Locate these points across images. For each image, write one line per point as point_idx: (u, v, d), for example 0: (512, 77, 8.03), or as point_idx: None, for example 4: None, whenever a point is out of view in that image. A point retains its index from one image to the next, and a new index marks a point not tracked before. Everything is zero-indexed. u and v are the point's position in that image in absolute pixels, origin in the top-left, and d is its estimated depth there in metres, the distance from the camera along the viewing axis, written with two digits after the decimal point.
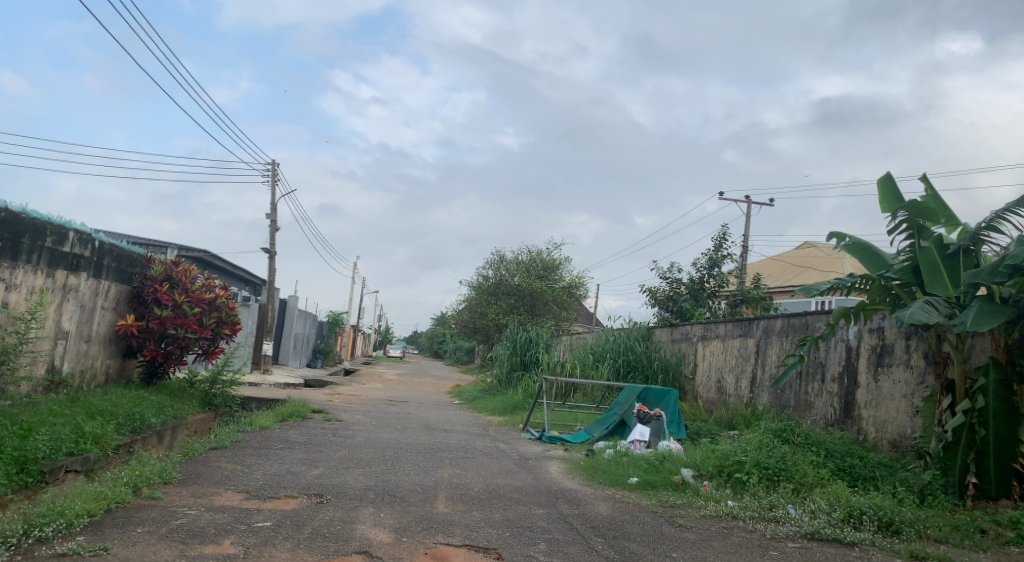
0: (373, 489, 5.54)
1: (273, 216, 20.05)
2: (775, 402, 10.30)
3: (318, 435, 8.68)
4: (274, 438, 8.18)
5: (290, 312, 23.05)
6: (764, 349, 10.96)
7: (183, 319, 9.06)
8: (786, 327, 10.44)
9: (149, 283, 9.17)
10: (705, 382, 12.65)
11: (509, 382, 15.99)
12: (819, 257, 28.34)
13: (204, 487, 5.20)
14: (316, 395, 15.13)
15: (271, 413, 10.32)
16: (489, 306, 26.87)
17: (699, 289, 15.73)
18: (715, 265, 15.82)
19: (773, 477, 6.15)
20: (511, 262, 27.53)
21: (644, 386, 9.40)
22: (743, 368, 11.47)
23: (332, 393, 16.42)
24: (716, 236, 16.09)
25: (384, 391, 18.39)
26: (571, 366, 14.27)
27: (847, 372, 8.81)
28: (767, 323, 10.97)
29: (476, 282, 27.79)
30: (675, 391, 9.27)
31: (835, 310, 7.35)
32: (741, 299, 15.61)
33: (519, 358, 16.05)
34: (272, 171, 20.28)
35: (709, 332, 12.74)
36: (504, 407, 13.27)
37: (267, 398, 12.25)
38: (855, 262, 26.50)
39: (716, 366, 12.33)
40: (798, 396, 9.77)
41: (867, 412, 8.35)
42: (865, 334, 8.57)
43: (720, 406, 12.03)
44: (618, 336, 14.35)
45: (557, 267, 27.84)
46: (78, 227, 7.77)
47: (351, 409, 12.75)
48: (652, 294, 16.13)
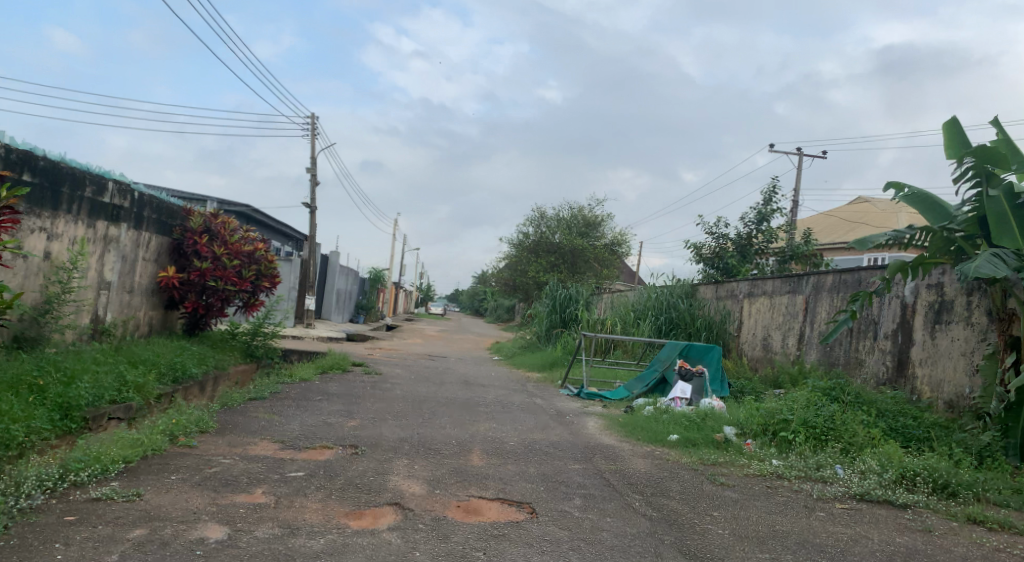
0: (408, 441, 5.49)
1: (314, 171, 20.09)
2: (823, 361, 9.97)
3: (357, 387, 8.71)
4: (314, 390, 8.23)
5: (332, 269, 23.26)
6: (813, 306, 10.58)
7: (223, 272, 9.13)
8: (837, 283, 10.04)
9: (189, 236, 9.23)
10: (750, 340, 12.33)
11: (549, 338, 15.90)
12: (872, 213, 27.28)
13: (241, 436, 5.22)
14: (358, 350, 15.29)
15: (312, 365, 10.41)
16: (529, 264, 26.68)
17: (746, 245, 15.27)
18: (763, 220, 15.30)
19: (821, 437, 5.92)
20: (551, 220, 27.22)
21: (686, 342, 9.16)
22: (790, 325, 11.12)
23: (374, 348, 16.58)
24: (765, 190, 15.53)
25: (424, 347, 18.51)
26: (611, 324, 14.09)
27: (901, 329, 8.43)
28: (816, 279, 10.56)
29: (516, 240, 27.58)
30: (718, 348, 9.02)
31: (890, 264, 7.00)
32: (790, 256, 15.12)
33: (559, 315, 15.91)
34: (312, 126, 20.24)
35: (755, 289, 12.38)
36: (543, 364, 13.19)
37: (309, 352, 12.38)
38: (910, 218, 25.42)
39: (761, 324, 12.00)
40: (847, 354, 9.42)
41: (922, 371, 7.99)
42: (922, 290, 8.16)
43: (765, 363, 11.73)
44: (660, 294, 14.07)
45: (598, 224, 27.42)
46: (116, 178, 7.80)
47: (391, 363, 12.82)
48: (697, 250, 15.73)
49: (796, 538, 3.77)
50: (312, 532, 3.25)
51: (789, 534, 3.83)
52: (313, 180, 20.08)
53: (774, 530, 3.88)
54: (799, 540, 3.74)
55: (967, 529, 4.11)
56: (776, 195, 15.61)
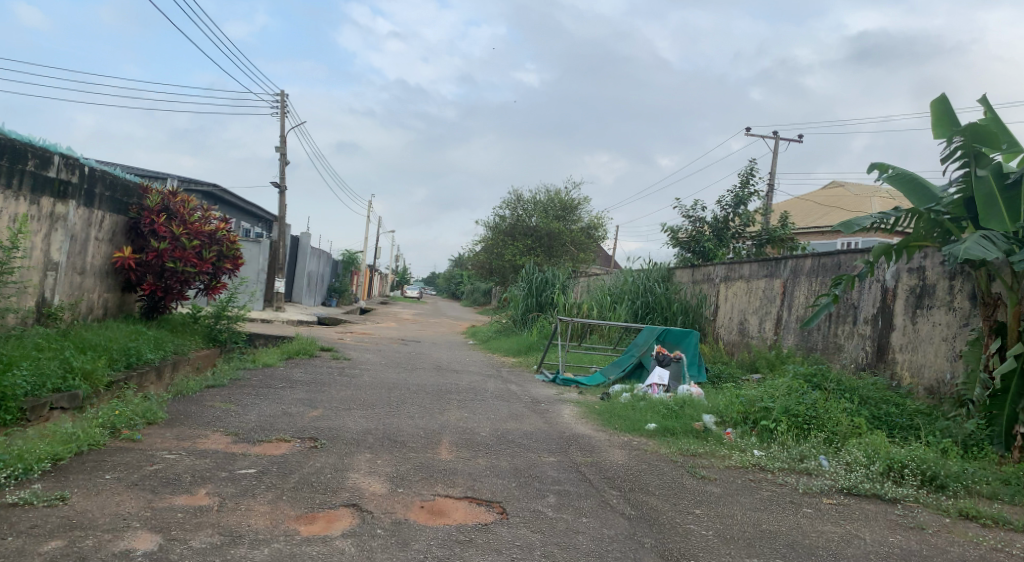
0: (372, 433, 5.17)
1: (283, 149, 19.51)
2: (802, 346, 9.81)
3: (323, 374, 8.35)
4: (276, 376, 7.86)
5: (302, 250, 22.73)
6: (791, 290, 10.40)
7: (183, 253, 8.68)
8: (816, 267, 9.86)
9: (145, 215, 8.74)
10: (727, 324, 12.16)
11: (524, 322, 15.62)
12: (847, 198, 27.31)
13: (191, 428, 4.85)
14: (328, 333, 14.89)
15: (277, 350, 10.02)
16: (505, 247, 26.33)
17: (723, 229, 15.05)
18: (741, 203, 15.11)
19: (803, 426, 5.72)
20: (528, 202, 26.87)
21: (664, 327, 8.92)
22: (768, 309, 10.95)
23: (345, 332, 16.17)
24: (742, 173, 15.32)
25: (398, 331, 18.15)
26: (587, 307, 13.84)
27: (881, 314, 8.27)
28: (795, 262, 10.38)
29: (492, 222, 27.18)
30: (696, 332, 8.79)
31: (874, 248, 6.78)
32: (767, 239, 14.93)
33: (534, 299, 15.63)
34: (281, 103, 19.61)
35: (732, 273, 12.19)
36: (518, 348, 12.91)
37: (275, 336, 11.97)
38: (884, 203, 25.50)
39: (739, 308, 11.82)
40: (826, 339, 9.27)
41: (902, 356, 7.85)
42: (903, 274, 7.99)
43: (742, 348, 11.57)
44: (637, 277, 13.85)
45: (575, 207, 27.12)
46: (64, 151, 7.32)
47: (362, 348, 12.45)
48: (674, 234, 15.49)
49: (784, 539, 3.53)
50: (256, 541, 2.93)
51: (777, 534, 3.59)
52: (283, 159, 19.49)
53: (760, 530, 3.64)
54: (787, 542, 3.50)
55: (961, 526, 3.91)
56: (753, 177, 15.41)
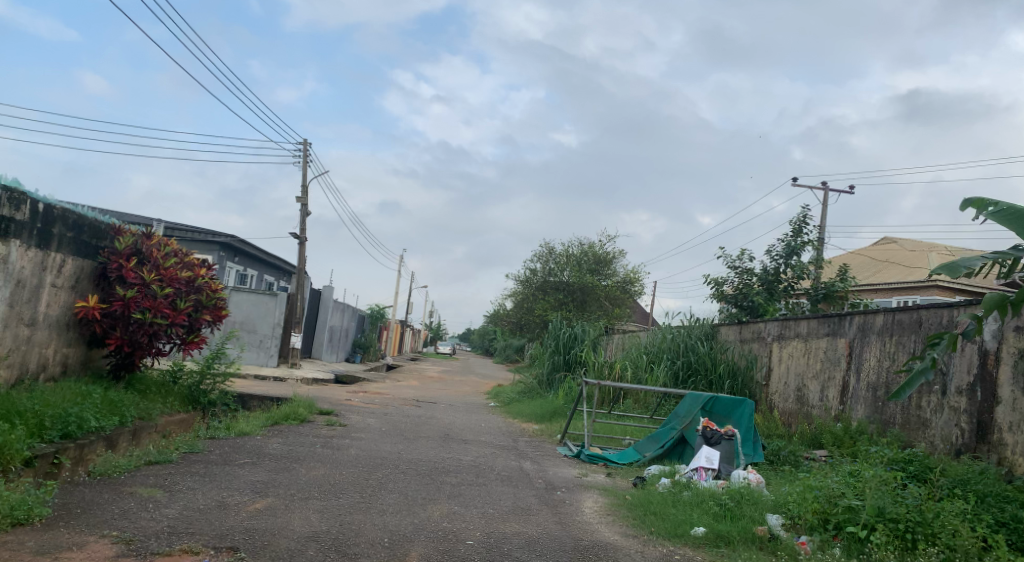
0: (318, 540, 3.85)
1: (304, 199, 18.79)
2: (877, 418, 8.23)
3: (303, 447, 7.08)
4: (246, 449, 6.61)
5: (324, 304, 21.87)
6: (859, 351, 8.87)
7: (152, 302, 7.58)
8: (890, 324, 8.36)
9: (113, 259, 7.72)
10: (781, 391, 10.59)
11: (551, 383, 14.22)
12: (902, 252, 25.53)
13: (71, 532, 3.61)
14: (337, 394, 13.67)
15: (264, 415, 8.80)
16: (536, 302, 25.09)
17: (774, 282, 13.57)
18: (793, 254, 13.63)
19: (907, 537, 4.24)
20: (561, 255, 25.67)
21: (711, 395, 7.46)
22: (831, 374, 9.41)
23: (358, 392, 14.93)
24: (794, 221, 13.93)
25: (418, 391, 16.86)
26: (621, 368, 12.42)
27: (981, 383, 6.72)
28: (863, 319, 8.88)
29: (523, 276, 26.02)
30: (751, 402, 7.31)
31: (983, 300, 5.33)
32: (824, 294, 13.39)
33: (562, 357, 14.26)
34: (303, 152, 18.97)
35: (786, 331, 10.70)
36: (542, 414, 11.48)
37: (272, 396, 10.78)
38: (942, 258, 23.78)
39: (794, 372, 10.28)
40: (907, 412, 7.70)
41: (1013, 437, 6.26)
42: (1009, 333, 6.48)
43: (800, 419, 9.98)
44: (676, 334, 12.44)
45: (610, 261, 25.83)
46: (9, 184, 6.39)
47: (367, 410, 11.18)
48: (719, 287, 14.05)
49: None
50: None
51: None
52: (303, 209, 18.74)
53: None
54: None
55: None
56: (805, 226, 13.99)
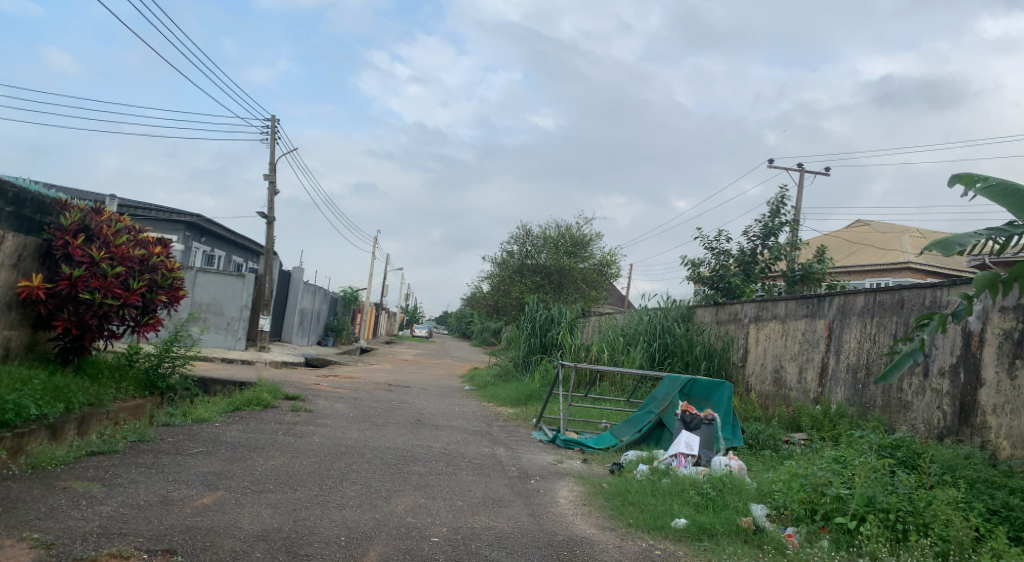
0: (266, 540, 3.52)
1: (272, 177, 18.21)
2: (857, 401, 8.07)
3: (263, 434, 6.72)
4: (201, 437, 6.23)
5: (295, 286, 21.36)
6: (838, 333, 8.69)
7: (101, 282, 7.12)
8: (871, 305, 8.18)
9: (58, 236, 7.23)
10: (759, 373, 10.41)
11: (526, 366, 13.96)
12: (876, 235, 25.61)
13: None
14: (306, 377, 13.28)
15: (224, 401, 8.41)
16: (512, 284, 24.79)
17: (751, 263, 13.39)
18: (771, 235, 13.45)
19: (898, 529, 4.01)
20: (537, 237, 25.35)
21: (689, 378, 7.23)
22: (809, 356, 9.24)
23: (327, 375, 14.53)
24: (772, 202, 13.74)
25: (390, 374, 16.50)
26: (597, 350, 12.18)
27: (964, 364, 6.55)
28: (843, 300, 8.69)
29: (499, 258, 25.67)
30: (730, 385, 7.10)
31: (974, 279, 5.09)
32: (801, 276, 13.24)
33: (537, 340, 13.99)
34: (271, 128, 18.35)
35: (764, 312, 10.51)
36: (516, 397, 11.21)
37: (235, 380, 10.36)
38: (914, 241, 23.90)
39: (772, 353, 10.10)
40: (888, 394, 7.53)
41: (997, 420, 6.10)
42: (994, 313, 6.29)
43: (778, 401, 9.82)
44: (653, 316, 12.22)
45: (587, 243, 25.59)
46: None
47: (336, 394, 10.82)
48: (696, 268, 13.84)
49: None
50: None
51: None
52: (271, 188, 18.17)
53: None
54: None
55: None
56: (783, 206, 13.80)
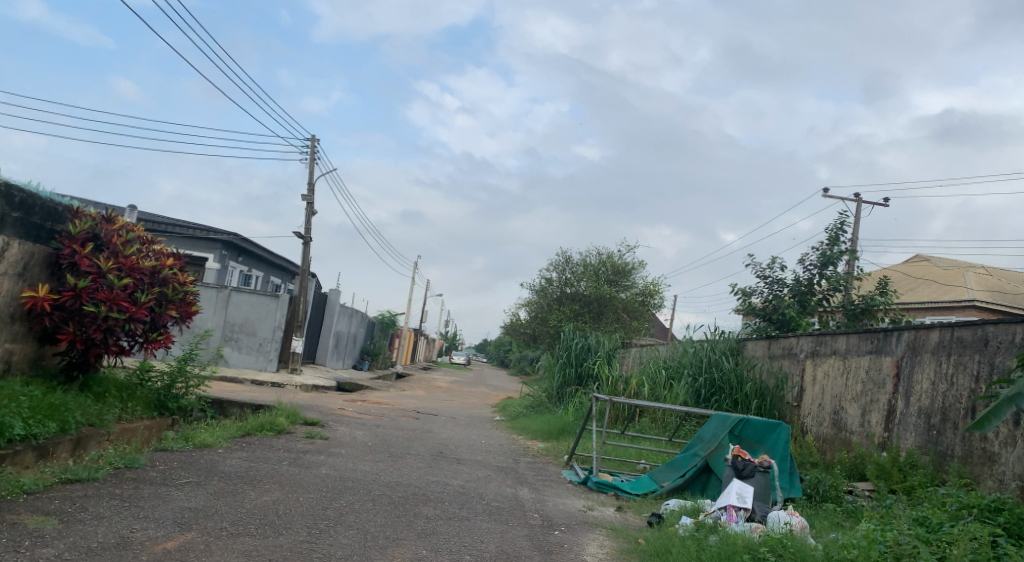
0: None
1: (310, 197, 17.98)
2: (931, 450, 7.12)
3: (267, 464, 6.15)
4: (198, 465, 5.69)
5: (330, 308, 21.08)
6: (908, 372, 7.77)
7: (108, 294, 6.70)
8: (947, 341, 7.26)
9: (66, 244, 6.87)
10: (816, 413, 9.49)
11: (561, 398, 13.20)
12: (937, 270, 24.22)
13: None
14: (331, 402, 12.76)
15: (236, 425, 7.90)
16: (551, 312, 24.10)
17: (807, 294, 12.48)
18: (828, 264, 12.53)
19: None
20: (578, 265, 24.67)
21: (740, 417, 6.44)
22: (874, 397, 8.31)
23: (354, 401, 14.00)
24: (829, 229, 12.83)
25: (420, 402, 15.90)
26: (637, 383, 11.38)
27: None
28: (914, 335, 7.78)
29: (538, 285, 25.05)
30: (787, 427, 6.32)
31: None
32: (861, 309, 12.26)
33: (574, 370, 13.26)
34: (311, 149, 18.20)
35: (821, 347, 9.61)
36: (548, 431, 10.47)
37: (254, 403, 9.87)
38: (979, 278, 22.47)
39: (831, 393, 9.19)
40: (971, 444, 6.58)
41: None
42: None
43: (837, 446, 8.87)
44: (699, 348, 11.40)
45: (629, 271, 24.79)
46: None
47: (357, 422, 10.25)
48: (746, 298, 12.96)
49: None
50: None
51: None
52: (309, 208, 17.95)
53: None
54: None
55: None
56: (842, 234, 12.90)
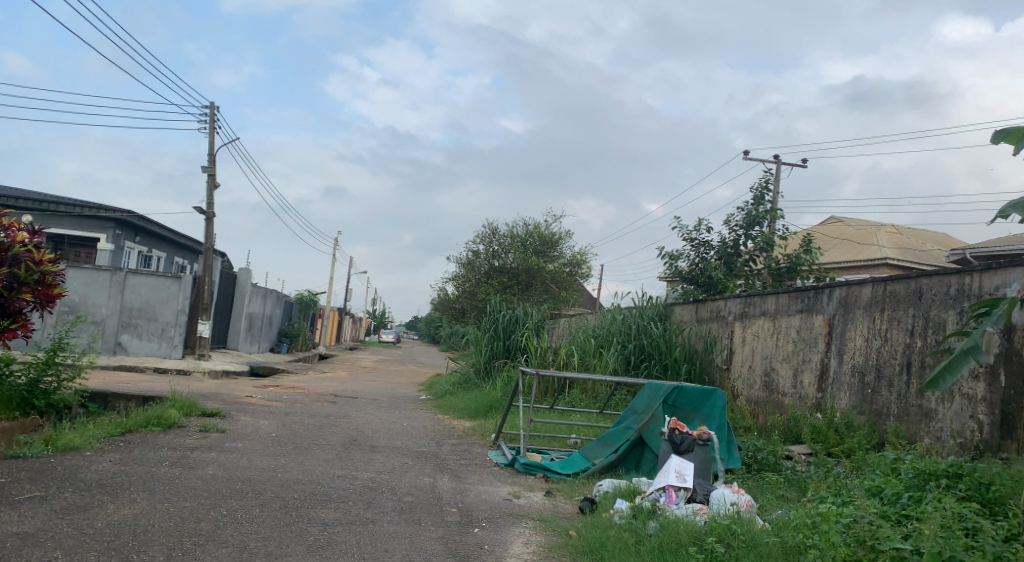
0: None
1: (211, 170, 16.61)
2: (867, 409, 6.87)
3: (140, 467, 5.27)
4: (51, 475, 4.78)
5: (241, 289, 19.81)
6: (840, 329, 7.50)
7: None
8: (881, 297, 6.98)
9: None
10: (746, 376, 9.22)
11: (488, 373, 12.63)
12: (852, 229, 24.83)
13: None
14: (238, 389, 11.76)
15: (117, 422, 6.94)
16: (478, 286, 23.47)
17: (733, 256, 12.26)
18: (754, 224, 12.31)
19: None
20: (504, 236, 24.03)
21: (674, 385, 5.95)
22: (805, 357, 8.04)
23: (267, 386, 13.02)
24: (754, 189, 12.62)
25: (340, 384, 15.02)
26: (566, 354, 10.89)
27: (1004, 365, 5.23)
28: (845, 292, 7.50)
29: (464, 257, 24.33)
30: (724, 394, 5.90)
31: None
32: (787, 269, 12.13)
33: (501, 343, 12.70)
34: (210, 117, 16.82)
35: (750, 308, 9.32)
36: (474, 409, 9.86)
37: (146, 395, 8.84)
38: (890, 236, 23.11)
39: (761, 355, 8.91)
40: (907, 402, 6.33)
41: None
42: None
43: (769, 408, 8.62)
44: (628, 315, 10.99)
45: (556, 241, 24.36)
46: None
47: (264, 410, 9.36)
48: (674, 262, 12.65)
49: None
50: None
51: None
52: (210, 181, 16.60)
53: None
54: None
55: None
56: (766, 194, 12.71)
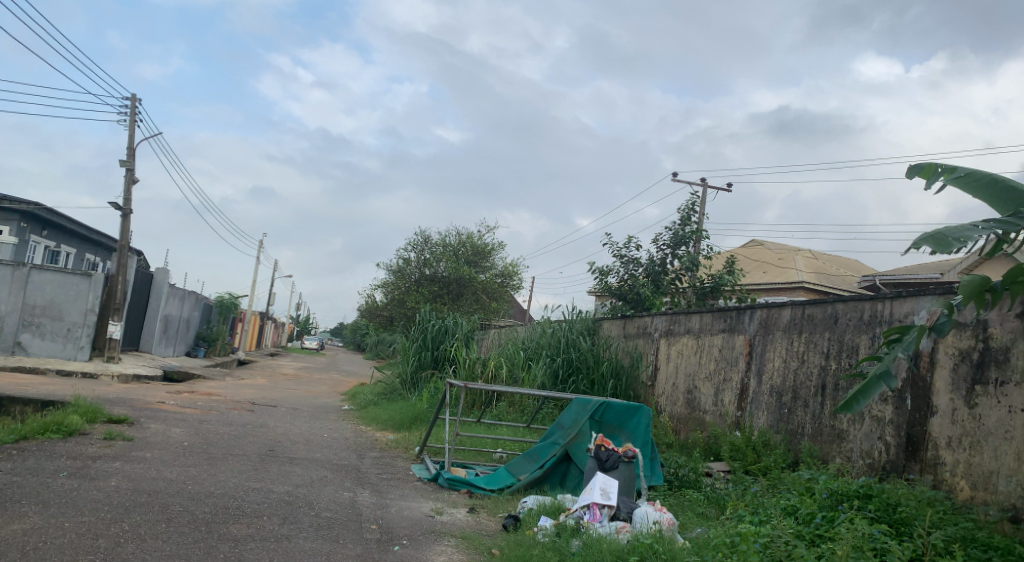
0: None
1: (130, 164, 15.85)
2: (783, 428, 7.08)
3: (33, 477, 4.90)
4: None
5: (157, 289, 18.94)
6: (760, 349, 7.73)
7: None
8: (799, 319, 7.23)
9: None
10: (669, 393, 9.39)
11: (415, 384, 12.44)
12: (772, 252, 25.84)
13: None
14: (149, 395, 11.18)
15: (10, 429, 6.45)
16: (408, 294, 23.20)
17: (660, 274, 12.52)
18: (681, 244, 12.61)
19: None
20: (436, 245, 23.86)
21: (601, 401, 5.98)
22: (726, 376, 8.25)
23: (181, 392, 12.44)
24: (681, 210, 12.95)
25: (259, 391, 14.51)
26: (494, 366, 10.84)
27: (910, 390, 5.49)
28: (766, 314, 7.74)
29: (395, 265, 24.02)
30: (649, 410, 5.97)
31: (960, 286, 4.27)
32: (710, 288, 12.47)
33: (429, 354, 12.55)
34: (132, 109, 16.08)
35: (675, 326, 9.52)
36: (399, 420, 9.68)
37: (46, 399, 8.28)
38: (808, 260, 24.17)
39: (685, 372, 9.09)
40: (821, 422, 6.57)
41: (950, 455, 5.06)
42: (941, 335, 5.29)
43: (690, 425, 8.79)
44: (557, 329, 11.04)
45: (488, 252, 24.35)
46: None
47: (176, 417, 8.92)
48: (603, 278, 12.81)
49: None
50: None
51: None
52: (129, 175, 15.84)
53: None
54: None
55: None
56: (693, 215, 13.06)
